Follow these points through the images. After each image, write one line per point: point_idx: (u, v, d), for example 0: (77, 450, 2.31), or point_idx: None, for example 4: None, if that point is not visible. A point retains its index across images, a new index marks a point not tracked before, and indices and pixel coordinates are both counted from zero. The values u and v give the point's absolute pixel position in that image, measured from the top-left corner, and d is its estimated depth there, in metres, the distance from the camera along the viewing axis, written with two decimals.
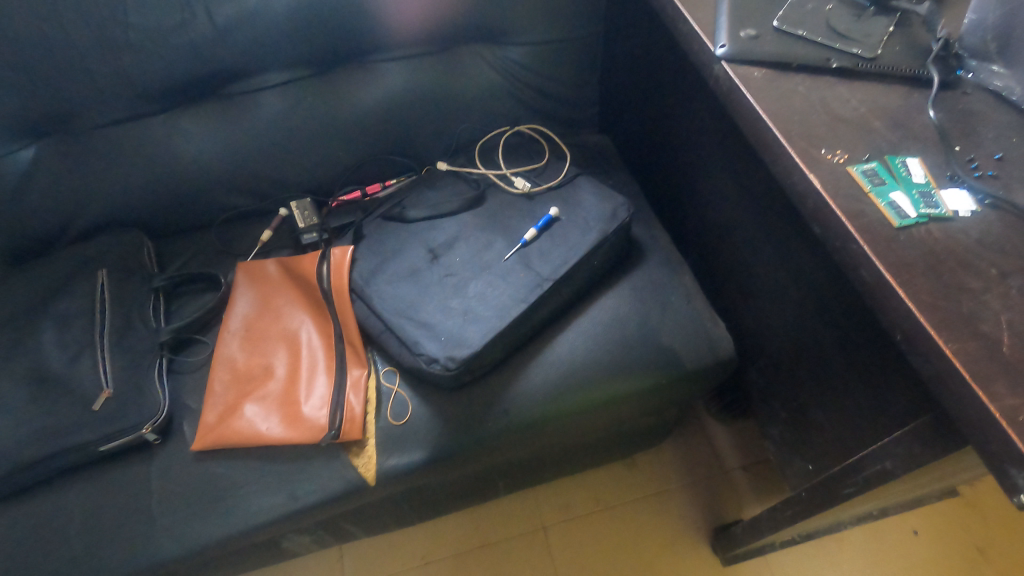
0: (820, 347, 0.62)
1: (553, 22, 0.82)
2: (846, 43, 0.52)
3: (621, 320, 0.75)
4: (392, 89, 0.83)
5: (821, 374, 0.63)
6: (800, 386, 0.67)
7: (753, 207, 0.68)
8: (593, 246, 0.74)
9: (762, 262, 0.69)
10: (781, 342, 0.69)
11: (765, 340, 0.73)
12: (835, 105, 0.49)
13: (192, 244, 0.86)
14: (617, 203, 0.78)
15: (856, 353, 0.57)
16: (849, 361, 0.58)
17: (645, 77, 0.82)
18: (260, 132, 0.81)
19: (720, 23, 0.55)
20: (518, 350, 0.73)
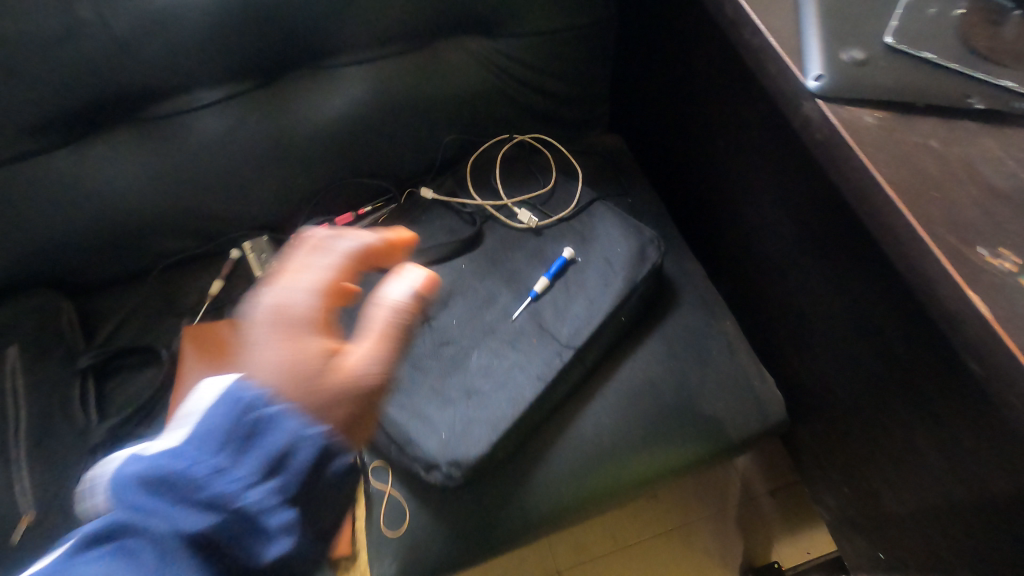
0: (906, 435, 0.51)
1: (558, 6, 0.64)
2: (994, 71, 0.37)
3: (653, 386, 0.63)
4: (358, 99, 0.66)
5: (906, 464, 0.52)
6: (874, 468, 0.57)
7: (816, 253, 0.54)
8: (618, 300, 0.60)
9: (826, 318, 0.56)
10: (848, 413, 0.58)
11: (824, 403, 0.61)
12: (985, 170, 0.35)
13: (123, 302, 0.70)
14: (644, 237, 0.64)
15: (963, 457, 0.46)
16: (951, 462, 0.47)
17: (671, 75, 0.66)
18: (195, 161, 0.65)
19: (809, 39, 0.39)
20: (534, 431, 0.60)
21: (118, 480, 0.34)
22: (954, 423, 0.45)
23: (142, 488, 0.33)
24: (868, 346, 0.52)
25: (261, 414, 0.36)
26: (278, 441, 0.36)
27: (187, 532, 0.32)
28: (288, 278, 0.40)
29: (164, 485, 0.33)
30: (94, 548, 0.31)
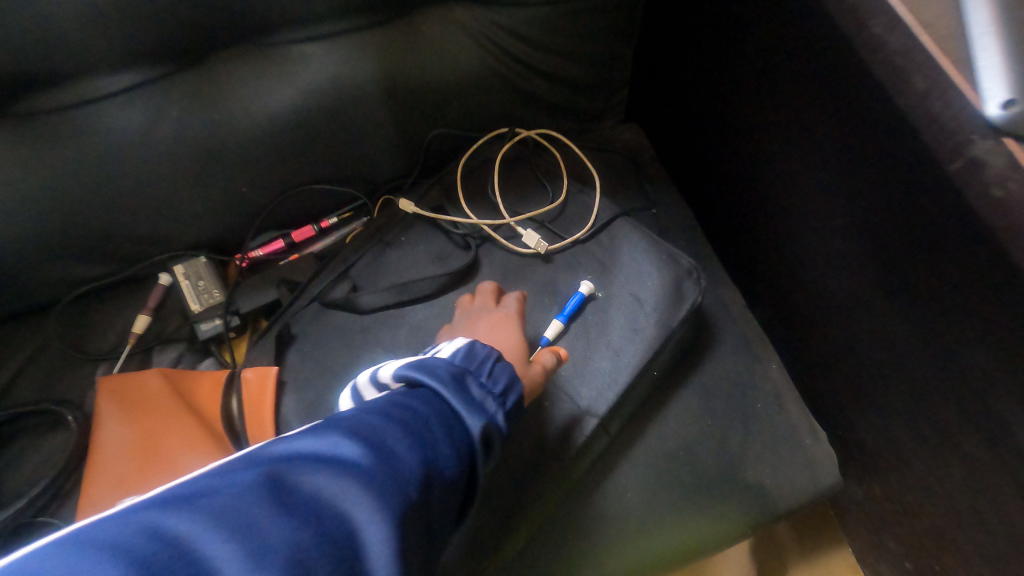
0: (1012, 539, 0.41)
1: None
2: None
3: (689, 450, 0.52)
4: (318, 89, 0.51)
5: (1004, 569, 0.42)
6: (953, 556, 0.48)
7: (905, 304, 0.43)
8: (652, 352, 0.48)
9: (907, 380, 0.45)
10: (923, 489, 0.48)
11: (888, 470, 0.52)
12: None
13: (18, 343, 0.55)
14: (682, 268, 0.51)
15: None
16: None
17: (717, 59, 0.52)
18: (98, 168, 0.49)
19: (987, 38, 0.27)
20: (545, 510, 0.49)
21: (354, 420, 0.29)
22: None
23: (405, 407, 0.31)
24: (966, 428, 0.41)
25: (487, 354, 0.38)
26: (496, 379, 0.36)
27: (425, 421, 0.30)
28: (494, 292, 0.50)
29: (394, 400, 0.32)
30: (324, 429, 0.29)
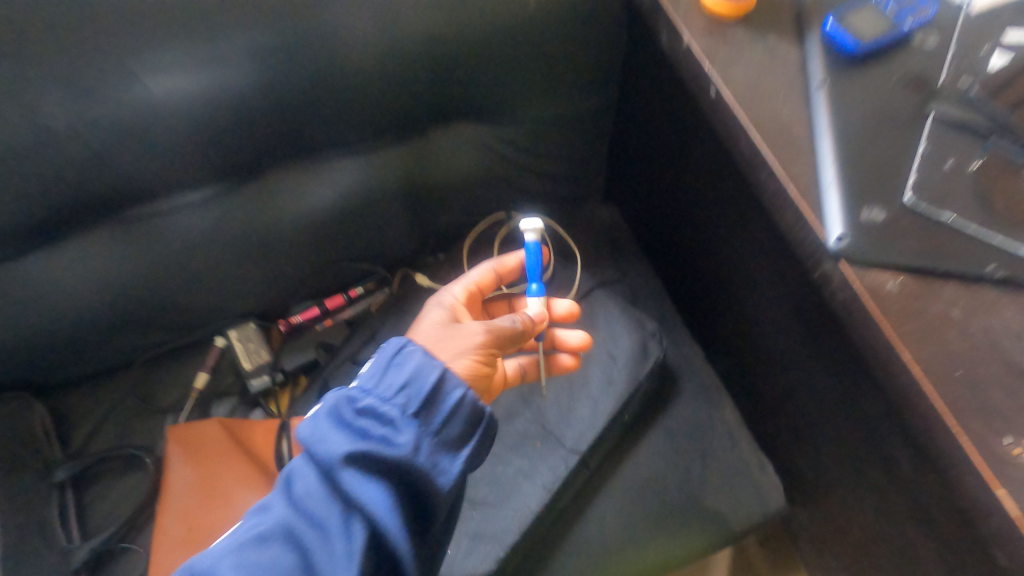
0: (903, 536, 0.53)
1: (560, 95, 0.63)
2: (1010, 237, 0.37)
3: (657, 482, 0.62)
4: (351, 190, 0.63)
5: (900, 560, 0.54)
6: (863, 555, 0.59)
7: (817, 358, 0.54)
8: (623, 400, 0.59)
9: (821, 415, 0.57)
10: (840, 503, 0.60)
11: (813, 489, 0.63)
12: (1005, 344, 0.35)
13: (102, 397, 0.66)
14: (647, 331, 0.63)
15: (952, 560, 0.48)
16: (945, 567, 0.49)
17: (674, 159, 0.65)
18: (177, 257, 0.61)
19: (829, 193, 0.39)
20: (538, 537, 0.59)
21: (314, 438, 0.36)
22: (947, 532, 0.47)
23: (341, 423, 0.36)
24: (858, 447, 0.54)
25: (400, 375, 0.37)
26: (406, 384, 0.37)
27: (364, 433, 0.35)
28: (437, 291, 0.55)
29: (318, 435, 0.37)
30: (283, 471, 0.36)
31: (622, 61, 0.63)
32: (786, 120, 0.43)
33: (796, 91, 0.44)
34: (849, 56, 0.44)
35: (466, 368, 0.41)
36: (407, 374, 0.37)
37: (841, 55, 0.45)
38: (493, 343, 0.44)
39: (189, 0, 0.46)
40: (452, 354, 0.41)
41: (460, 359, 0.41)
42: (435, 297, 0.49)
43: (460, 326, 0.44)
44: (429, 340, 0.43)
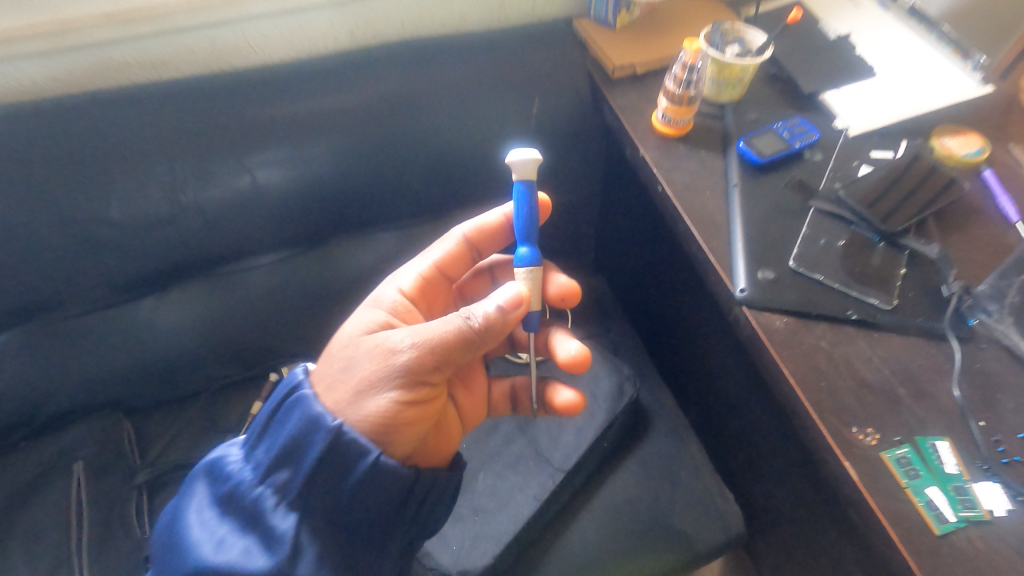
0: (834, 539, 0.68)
1: (555, 187, 0.81)
2: (862, 291, 0.52)
3: (633, 504, 0.73)
4: (389, 256, 0.81)
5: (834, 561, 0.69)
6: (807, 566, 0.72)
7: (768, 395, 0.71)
8: (602, 429, 0.72)
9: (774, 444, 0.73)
10: (789, 520, 0.74)
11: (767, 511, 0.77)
12: (859, 366, 0.49)
13: (172, 421, 0.80)
14: (623, 374, 0.77)
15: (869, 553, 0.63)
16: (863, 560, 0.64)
17: (652, 239, 0.83)
18: (248, 305, 0.77)
19: (738, 259, 0.55)
20: (530, 548, 0.69)
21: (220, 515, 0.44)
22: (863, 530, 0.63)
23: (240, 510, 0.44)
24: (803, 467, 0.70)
25: (279, 448, 0.44)
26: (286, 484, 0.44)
27: (239, 508, 0.44)
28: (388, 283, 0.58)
29: (209, 474, 0.47)
30: (179, 501, 0.47)
31: (603, 163, 0.82)
32: (710, 209, 0.59)
33: (719, 188, 0.61)
34: (755, 165, 0.62)
35: (387, 405, 0.45)
36: (286, 451, 0.44)
37: (750, 165, 0.62)
38: (426, 366, 0.47)
39: (290, 122, 0.67)
40: (371, 392, 0.46)
41: (380, 394, 0.46)
42: (390, 283, 0.58)
43: (388, 354, 0.47)
44: (349, 375, 0.47)
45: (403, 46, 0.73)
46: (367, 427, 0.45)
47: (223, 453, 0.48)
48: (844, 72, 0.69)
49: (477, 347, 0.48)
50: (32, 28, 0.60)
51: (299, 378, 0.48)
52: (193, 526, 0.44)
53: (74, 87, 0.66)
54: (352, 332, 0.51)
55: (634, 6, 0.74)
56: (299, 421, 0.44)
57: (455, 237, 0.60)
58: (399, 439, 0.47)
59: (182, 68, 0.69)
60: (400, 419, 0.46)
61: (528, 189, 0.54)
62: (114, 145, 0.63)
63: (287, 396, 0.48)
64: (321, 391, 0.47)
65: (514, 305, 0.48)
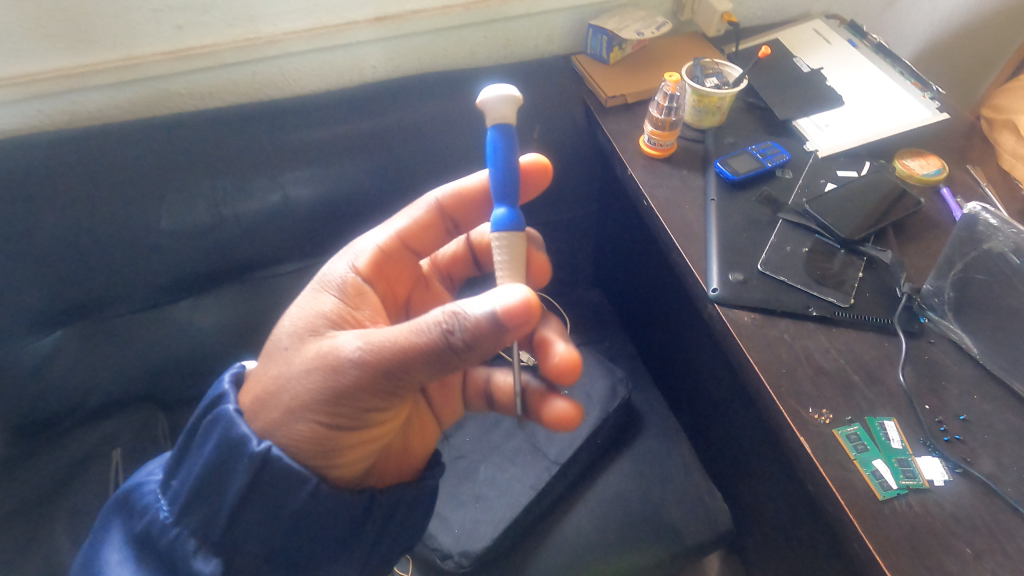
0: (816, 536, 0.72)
1: (554, 204, 0.89)
2: (822, 291, 0.58)
3: (625, 497, 0.77)
4: None
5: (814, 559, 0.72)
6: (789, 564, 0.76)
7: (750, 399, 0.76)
8: (595, 425, 0.78)
9: (759, 445, 0.78)
10: (775, 519, 0.78)
11: (753, 511, 0.81)
12: (817, 355, 0.54)
13: None
14: (616, 376, 0.83)
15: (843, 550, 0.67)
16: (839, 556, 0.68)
17: (644, 254, 0.90)
18: (274, 309, 0.85)
19: (711, 263, 0.61)
20: (526, 536, 0.74)
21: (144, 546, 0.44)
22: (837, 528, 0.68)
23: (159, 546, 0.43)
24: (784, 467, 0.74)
25: (193, 480, 0.44)
26: (199, 525, 0.43)
27: (157, 548, 0.44)
28: (343, 255, 0.57)
29: (131, 507, 0.47)
30: (102, 539, 0.46)
31: (599, 183, 0.90)
32: (689, 220, 0.66)
33: (698, 202, 0.68)
34: (731, 182, 0.69)
35: (325, 426, 0.45)
36: (202, 483, 0.43)
37: (726, 182, 0.69)
38: (374, 384, 0.44)
39: (319, 145, 0.77)
40: (306, 410, 0.44)
41: (316, 415, 0.44)
42: (345, 256, 0.56)
43: (333, 370, 0.44)
44: (285, 388, 0.45)
45: (420, 79, 0.83)
46: (306, 446, 0.45)
47: (144, 484, 0.47)
48: (815, 101, 0.77)
49: (446, 363, 0.44)
50: (104, 64, 0.70)
51: (224, 391, 0.48)
52: (113, 569, 0.44)
53: (134, 114, 0.76)
54: (297, 328, 0.48)
55: (625, 44, 0.83)
56: (215, 447, 0.44)
57: (427, 203, 0.61)
58: (341, 454, 0.47)
59: (225, 99, 0.79)
60: (338, 438, 0.46)
61: (503, 136, 0.52)
62: (167, 164, 0.73)
63: (209, 409, 0.48)
64: (252, 407, 0.46)
65: (514, 316, 0.42)
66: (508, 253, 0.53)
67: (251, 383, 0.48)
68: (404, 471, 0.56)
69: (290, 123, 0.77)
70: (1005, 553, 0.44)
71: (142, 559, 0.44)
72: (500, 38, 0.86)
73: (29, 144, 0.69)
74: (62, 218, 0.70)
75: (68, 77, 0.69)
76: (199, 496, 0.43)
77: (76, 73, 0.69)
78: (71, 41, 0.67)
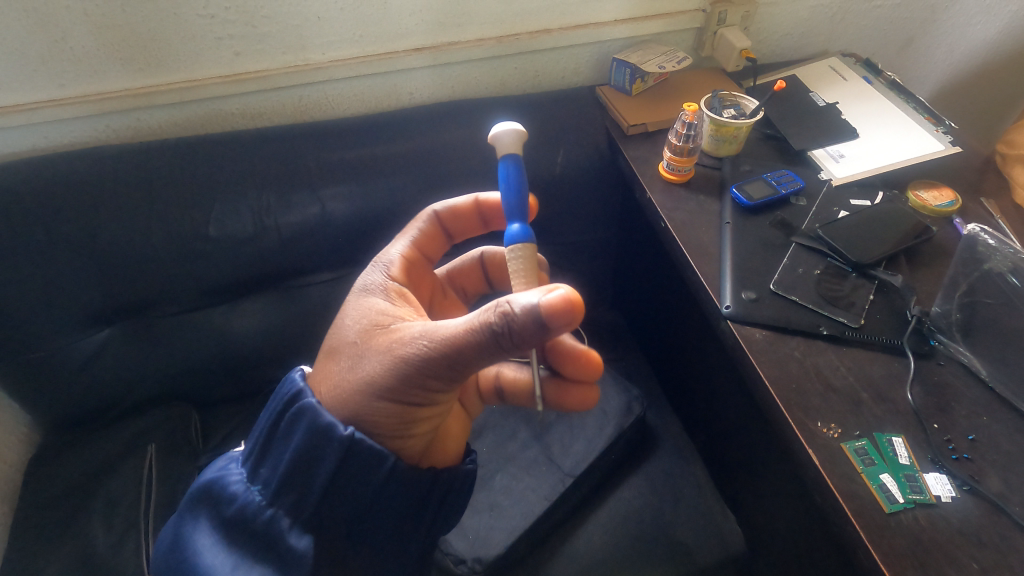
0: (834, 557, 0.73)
1: (576, 225, 0.92)
2: (833, 311, 0.60)
3: (637, 513, 0.78)
4: None
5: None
6: None
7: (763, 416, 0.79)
8: (610, 440, 0.79)
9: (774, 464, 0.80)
10: (790, 540, 0.79)
11: (767, 535, 0.81)
12: (827, 372, 0.56)
13: (232, 416, 0.91)
14: (632, 394, 0.84)
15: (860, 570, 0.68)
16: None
17: (663, 277, 0.94)
18: (306, 317, 0.90)
19: (725, 281, 0.64)
20: (539, 546, 0.75)
21: (232, 528, 0.49)
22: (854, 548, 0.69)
23: (250, 525, 0.49)
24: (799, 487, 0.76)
25: (285, 466, 0.48)
26: (295, 504, 0.48)
27: (251, 528, 0.49)
28: (374, 263, 0.62)
29: (211, 496, 0.51)
30: (186, 525, 0.51)
31: (620, 208, 0.93)
32: (704, 241, 0.69)
33: (714, 225, 0.71)
34: (746, 207, 0.72)
35: (399, 406, 0.50)
36: (295, 468, 0.48)
37: (741, 207, 0.72)
38: (439, 371, 0.49)
39: (358, 165, 0.83)
40: (386, 392, 0.50)
41: (394, 395, 0.50)
42: (375, 266, 0.62)
43: (401, 360, 0.50)
44: (362, 375, 0.51)
45: (453, 105, 0.88)
46: (382, 422, 0.51)
47: (222, 475, 0.51)
48: (830, 132, 0.80)
49: (496, 353, 0.48)
50: (167, 86, 0.77)
51: (300, 386, 0.52)
52: (204, 552, 0.48)
53: (190, 130, 0.83)
54: (361, 325, 0.55)
55: (647, 76, 0.87)
56: (305, 436, 0.48)
57: (427, 215, 0.66)
58: (411, 430, 0.53)
59: (273, 119, 0.86)
60: (410, 416, 0.52)
61: (513, 163, 0.56)
62: (218, 176, 0.79)
63: (287, 405, 0.51)
64: (330, 395, 0.51)
65: (558, 315, 0.45)
66: (527, 265, 0.55)
67: (325, 372, 0.53)
68: (448, 457, 0.58)
69: (332, 144, 0.83)
70: (1013, 570, 0.44)
71: (232, 541, 0.49)
72: (529, 69, 0.91)
73: (98, 156, 0.76)
74: (121, 223, 0.76)
75: (136, 96, 0.76)
76: (289, 484, 0.48)
77: (143, 92, 0.76)
78: (141, 64, 0.74)
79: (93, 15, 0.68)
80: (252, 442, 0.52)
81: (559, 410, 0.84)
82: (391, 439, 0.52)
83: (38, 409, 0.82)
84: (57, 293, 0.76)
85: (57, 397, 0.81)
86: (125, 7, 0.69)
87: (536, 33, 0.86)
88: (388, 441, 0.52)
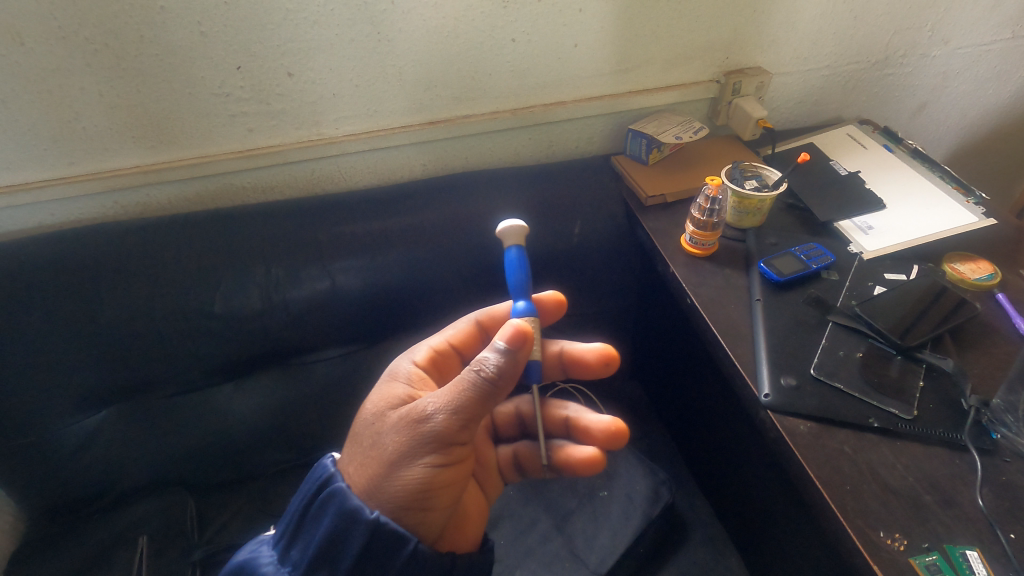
0: None
1: (593, 295, 0.90)
2: (881, 401, 0.56)
3: None
4: None
5: None
6: None
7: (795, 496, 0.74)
8: (638, 531, 0.73)
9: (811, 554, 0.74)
10: None
11: None
12: (883, 472, 0.51)
13: (228, 504, 0.85)
14: (659, 478, 0.79)
15: None
16: None
17: (680, 343, 0.91)
18: (312, 395, 0.85)
19: (762, 366, 0.60)
20: None
21: None
22: None
23: None
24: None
25: (311, 551, 0.43)
26: None
27: None
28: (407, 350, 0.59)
29: None
30: None
31: (638, 278, 0.91)
32: (735, 320, 0.66)
33: (743, 302, 0.68)
34: (776, 283, 0.68)
35: (422, 471, 0.46)
36: (320, 558, 0.42)
37: (771, 283, 0.69)
38: (453, 431, 0.46)
39: (370, 237, 0.81)
40: (402, 463, 0.46)
41: (411, 465, 0.46)
42: (405, 353, 0.59)
43: (416, 425, 0.46)
44: (379, 448, 0.47)
45: (468, 176, 0.87)
46: (406, 494, 0.45)
47: (253, 557, 0.46)
48: (856, 203, 0.78)
49: (493, 397, 0.46)
50: (178, 162, 0.76)
51: (331, 471, 0.47)
52: None
53: (199, 205, 0.82)
54: (375, 408, 0.52)
55: (664, 147, 0.86)
56: (332, 520, 0.43)
57: (467, 319, 0.62)
58: (437, 503, 0.47)
59: (286, 191, 0.85)
60: (435, 482, 0.46)
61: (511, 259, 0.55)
62: (226, 252, 0.77)
63: (317, 489, 0.46)
64: (354, 472, 0.47)
65: (511, 342, 0.45)
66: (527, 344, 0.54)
67: (350, 453, 0.49)
68: (463, 544, 0.52)
69: (345, 217, 0.81)
70: None
71: None
72: (544, 140, 0.91)
73: (103, 233, 0.74)
74: (123, 301, 0.73)
75: (146, 172, 0.75)
76: None
77: (152, 169, 0.75)
78: (153, 141, 0.73)
79: (107, 96, 0.68)
80: (283, 526, 0.47)
81: (581, 496, 0.79)
82: (413, 517, 0.46)
83: (24, 497, 0.77)
84: (52, 377, 0.72)
85: (44, 486, 0.76)
86: (140, 88, 0.68)
87: (550, 105, 0.86)
88: (410, 517, 0.46)
